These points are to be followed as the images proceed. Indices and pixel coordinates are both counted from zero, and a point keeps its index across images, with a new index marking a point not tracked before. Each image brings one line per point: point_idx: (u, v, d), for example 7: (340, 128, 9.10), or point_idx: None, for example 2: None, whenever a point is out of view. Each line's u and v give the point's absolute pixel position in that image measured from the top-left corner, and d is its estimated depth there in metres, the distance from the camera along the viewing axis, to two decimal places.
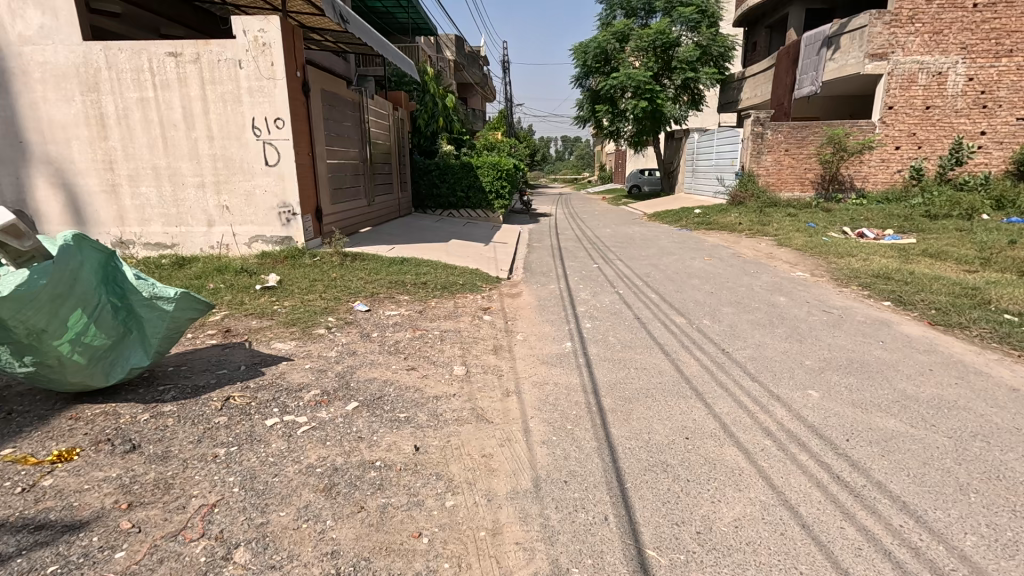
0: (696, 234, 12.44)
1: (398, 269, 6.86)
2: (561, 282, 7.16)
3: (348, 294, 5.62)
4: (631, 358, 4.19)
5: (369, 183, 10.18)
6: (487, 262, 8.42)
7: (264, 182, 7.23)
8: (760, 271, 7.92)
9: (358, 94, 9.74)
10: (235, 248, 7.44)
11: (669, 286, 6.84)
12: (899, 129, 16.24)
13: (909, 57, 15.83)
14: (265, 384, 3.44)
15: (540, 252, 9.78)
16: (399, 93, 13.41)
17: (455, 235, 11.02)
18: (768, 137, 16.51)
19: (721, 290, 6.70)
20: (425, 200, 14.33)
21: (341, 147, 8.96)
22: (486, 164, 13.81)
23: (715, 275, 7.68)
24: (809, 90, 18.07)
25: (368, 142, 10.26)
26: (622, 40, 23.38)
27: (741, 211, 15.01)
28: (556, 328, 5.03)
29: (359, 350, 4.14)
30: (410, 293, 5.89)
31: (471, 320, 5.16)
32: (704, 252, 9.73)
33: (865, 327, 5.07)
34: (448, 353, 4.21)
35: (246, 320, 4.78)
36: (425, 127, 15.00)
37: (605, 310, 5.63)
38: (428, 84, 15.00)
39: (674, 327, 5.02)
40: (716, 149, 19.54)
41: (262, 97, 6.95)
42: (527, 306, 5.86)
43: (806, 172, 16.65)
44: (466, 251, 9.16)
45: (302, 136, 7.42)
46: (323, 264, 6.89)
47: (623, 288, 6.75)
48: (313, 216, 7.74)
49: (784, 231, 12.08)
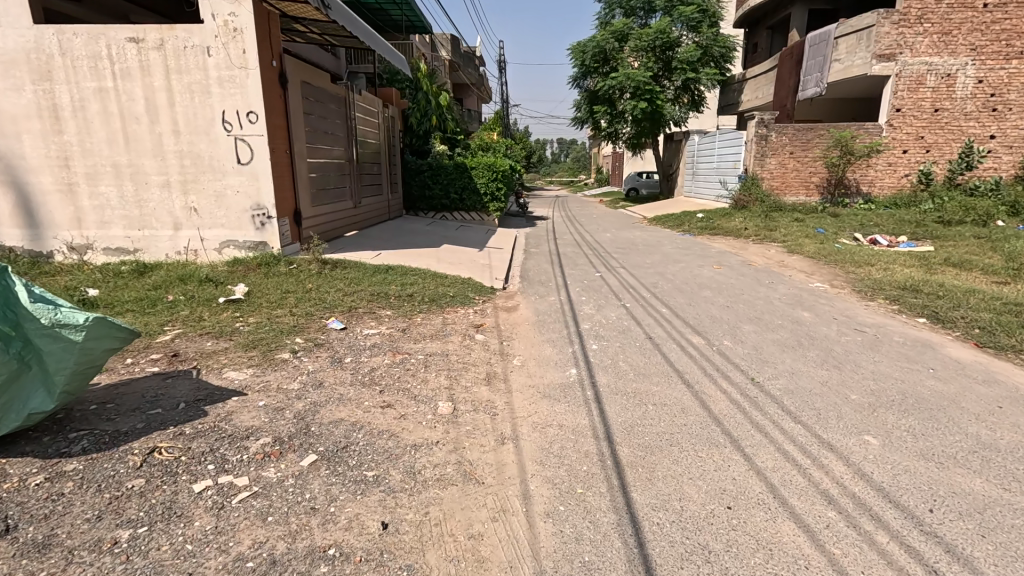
0: (701, 239, 11.87)
1: (382, 279, 6.22)
2: (562, 293, 6.53)
3: (324, 308, 5.00)
4: (647, 391, 3.58)
5: (356, 185, 9.54)
6: (481, 269, 7.79)
7: (235, 182, 6.57)
8: (776, 281, 7.34)
9: (345, 89, 9.11)
10: (204, 254, 6.77)
11: (680, 299, 6.24)
12: (907, 132, 15.76)
13: (917, 58, 15.36)
14: (204, 429, 2.80)
15: (537, 258, 9.16)
16: (390, 90, 12.81)
17: (447, 240, 10.41)
18: (772, 139, 15.99)
19: (737, 303, 6.09)
20: (417, 202, 13.69)
21: (325, 145, 8.31)
22: (482, 165, 13.31)
23: (728, 285, 7.09)
24: (813, 92, 17.59)
25: (355, 140, 9.61)
26: (621, 39, 22.87)
27: (745, 215, 14.48)
28: (558, 349, 4.41)
29: (327, 381, 3.50)
30: (394, 306, 5.27)
31: (460, 340, 4.53)
32: (713, 259, 9.14)
33: (907, 349, 4.48)
34: (432, 384, 3.58)
35: (200, 341, 4.13)
36: (418, 126, 14.38)
37: (611, 328, 5.02)
38: (420, 81, 14.41)
39: (692, 350, 4.41)
40: (717, 152, 19.02)
41: (233, 88, 6.31)
42: (525, 322, 5.24)
43: (811, 176, 16.14)
44: (459, 257, 8.52)
45: (278, 132, 6.77)
46: (299, 273, 6.24)
47: (630, 301, 6.14)
48: (290, 220, 7.07)
49: (792, 236, 11.54)
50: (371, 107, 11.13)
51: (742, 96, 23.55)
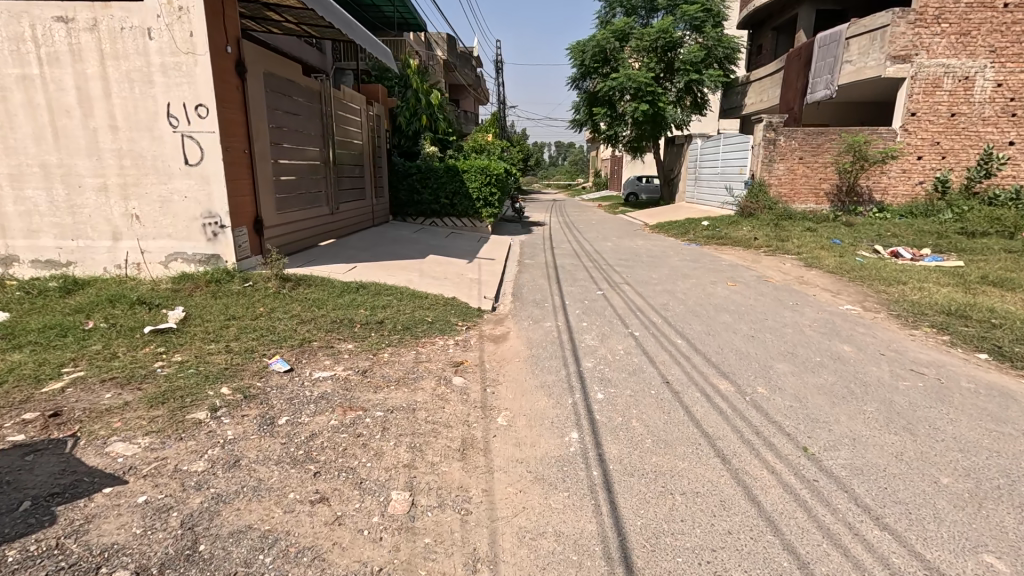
0: (709, 251, 11.05)
1: (350, 300, 5.33)
2: (559, 316, 5.68)
3: (271, 341, 4.10)
4: (672, 470, 2.72)
5: (333, 189, 8.68)
6: (468, 285, 6.91)
7: (183, 185, 5.69)
8: (801, 303, 6.52)
9: (323, 84, 8.26)
10: (148, 268, 5.87)
11: (694, 325, 5.42)
12: (923, 137, 14.99)
13: (934, 60, 14.60)
14: (35, 557, 1.90)
15: (532, 272, 8.30)
16: (376, 86, 11.96)
17: (434, 249, 9.55)
18: (780, 144, 15.20)
19: (762, 331, 5.26)
20: (404, 208, 12.81)
21: (296, 145, 7.44)
22: (474, 167, 12.30)
23: (747, 307, 6.26)
24: (823, 94, 16.78)
25: (333, 139, 8.73)
26: (622, 39, 22.09)
27: (754, 224, 13.68)
28: (555, 400, 3.55)
29: (246, 460, 2.61)
30: (358, 337, 4.40)
31: (433, 387, 3.65)
32: (725, 274, 8.31)
33: (984, 400, 3.64)
34: (387, 461, 2.70)
35: (98, 392, 3.22)
36: (407, 126, 13.54)
37: (618, 368, 4.15)
38: (410, 78, 13.66)
39: (720, 403, 3.54)
40: (722, 157, 18.22)
41: (180, 77, 5.43)
42: (515, 357, 4.38)
43: (821, 182, 15.36)
44: (444, 270, 7.64)
45: (235, 129, 5.90)
46: (253, 293, 5.34)
47: (638, 328, 5.29)
48: (249, 229, 6.19)
49: (807, 248, 10.74)
50: (356, 105, 10.28)
51: (745, 99, 22.81)
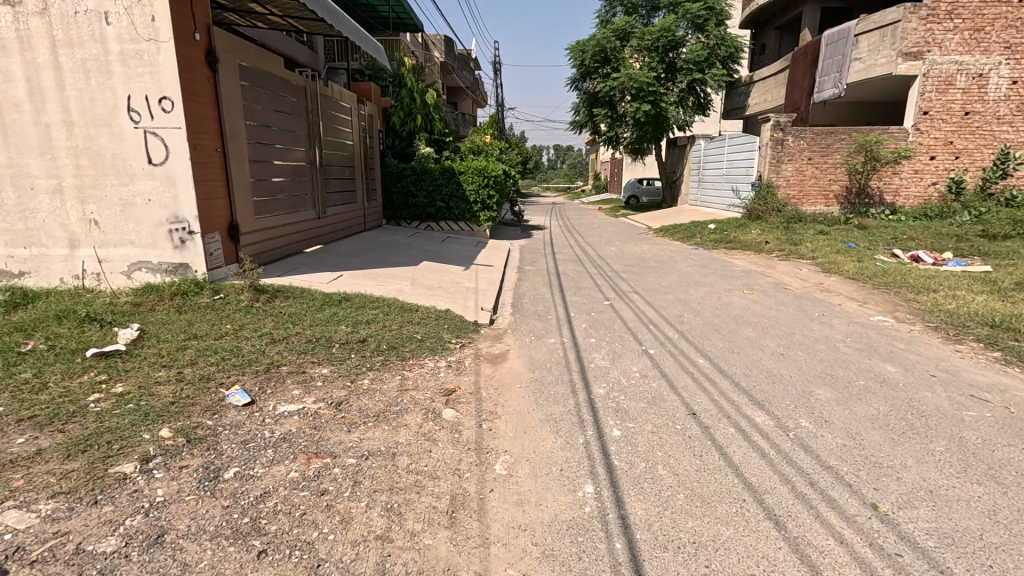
0: (718, 256, 10.51)
1: (331, 315, 4.77)
2: (565, 331, 5.12)
3: (233, 366, 3.53)
4: (715, 541, 2.15)
5: (320, 192, 8.13)
6: (463, 295, 6.36)
7: (147, 187, 5.13)
8: (827, 314, 5.99)
9: (309, 80, 7.71)
10: (109, 279, 5.30)
11: (715, 340, 4.87)
12: (936, 137, 14.48)
13: (947, 56, 14.09)
14: None
15: (533, 280, 7.76)
16: (368, 85, 11.43)
17: (428, 255, 9.01)
18: (788, 144, 14.70)
19: (791, 348, 4.70)
20: (399, 211, 12.25)
21: (278, 144, 6.88)
22: (471, 168, 11.82)
23: (770, 319, 5.72)
24: (831, 93, 16.24)
25: (320, 139, 8.16)
26: (623, 38, 21.60)
27: (763, 227, 13.15)
28: (563, 439, 2.99)
29: (172, 534, 2.03)
30: (336, 360, 3.84)
31: (419, 423, 3.08)
32: (740, 281, 7.75)
33: None
34: (356, 531, 2.13)
35: (10, 436, 2.65)
36: (401, 126, 13.01)
37: (636, 396, 3.58)
38: (404, 77, 13.25)
39: (760, 443, 2.98)
40: (726, 158, 17.74)
41: (141, 66, 4.88)
42: (516, 381, 3.82)
43: (831, 184, 14.85)
44: (438, 278, 7.08)
45: (206, 125, 5.34)
46: (223, 307, 4.77)
47: (654, 344, 4.73)
48: (222, 235, 5.63)
49: (823, 253, 10.20)
50: (348, 103, 9.75)
51: (749, 99, 22.32)
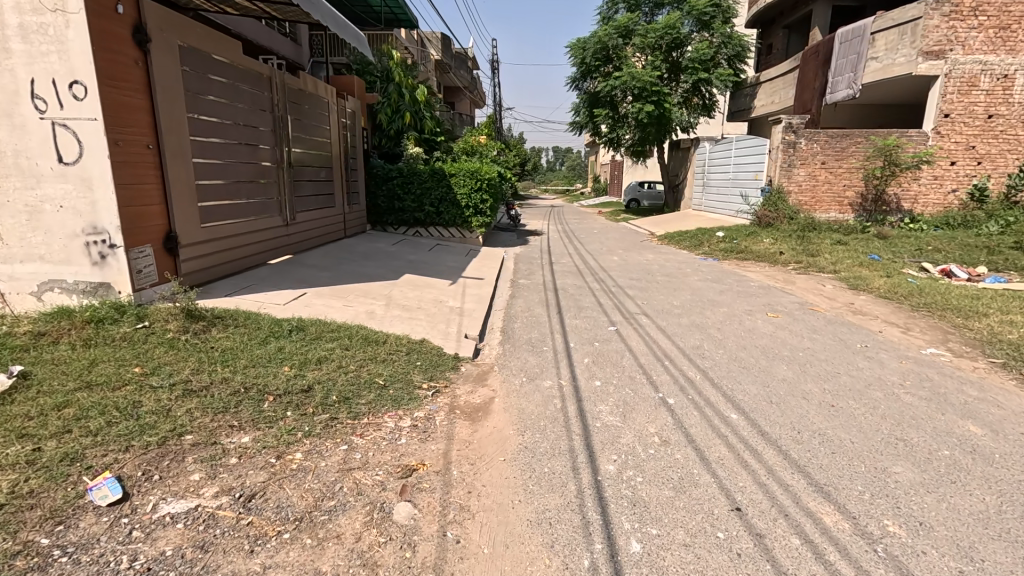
0: (730, 268, 9.66)
1: (274, 353, 3.86)
2: (564, 369, 4.23)
3: (115, 436, 2.61)
4: None
5: (288, 196, 7.26)
6: (446, 319, 5.49)
7: (57, 191, 4.23)
8: (869, 344, 5.13)
9: (274, 70, 6.79)
10: (13, 301, 4.39)
11: (746, 385, 3.98)
12: (957, 141, 13.65)
13: (971, 56, 13.26)
14: None
15: (528, 297, 6.89)
16: (351, 78, 10.51)
17: (411, 267, 8.12)
18: (801, 147, 13.90)
19: (841, 396, 3.81)
20: (384, 216, 11.33)
21: (234, 142, 5.99)
22: (463, 170, 10.91)
23: (805, 351, 4.86)
24: (844, 94, 15.43)
25: (288, 137, 7.24)
26: (625, 36, 20.70)
27: (775, 235, 12.32)
28: (560, 562, 2.09)
29: None
30: (262, 424, 2.91)
31: (357, 533, 2.19)
32: (760, 301, 6.88)
33: None
34: None
35: None
36: (388, 124, 12.17)
37: (657, 479, 2.68)
38: (392, 72, 12.37)
39: (842, 569, 2.08)
40: (733, 161, 16.92)
41: (47, 44, 3.99)
42: (499, 453, 2.91)
43: (845, 190, 14.04)
44: (418, 297, 6.20)
45: (133, 116, 4.44)
46: (143, 342, 3.87)
47: (672, 391, 3.84)
48: (155, 249, 4.73)
49: (844, 266, 9.36)
50: (327, 98, 8.87)
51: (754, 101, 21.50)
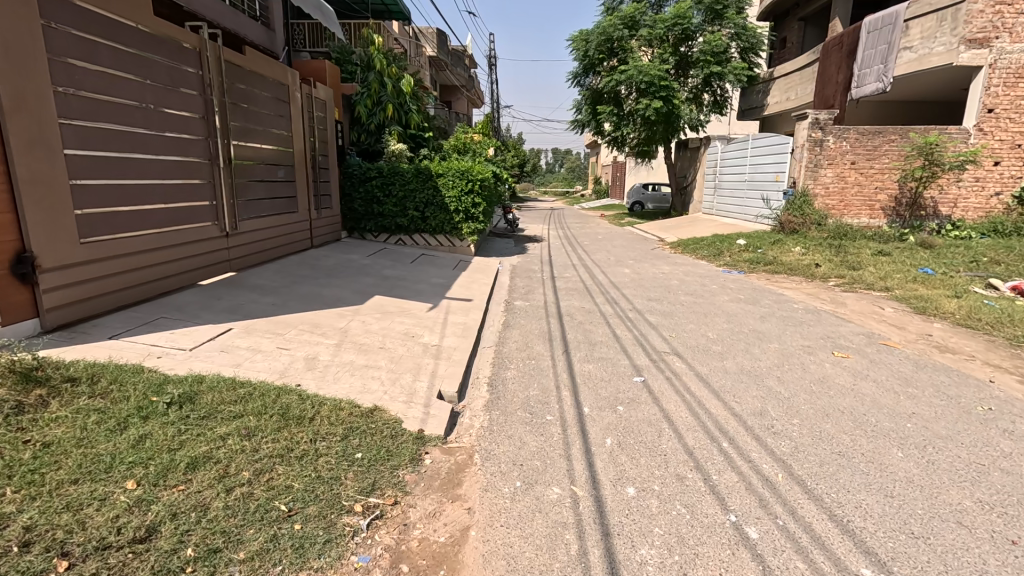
0: (762, 283, 8.27)
1: (122, 453, 2.42)
2: (577, 461, 2.85)
3: None
4: None
5: (227, 200, 5.86)
6: (418, 367, 4.12)
7: None
8: (994, 406, 3.72)
9: (205, 41, 5.38)
10: None
11: (858, 495, 2.59)
12: (1003, 139, 12.27)
13: (1019, 44, 11.91)
14: None
15: (526, 327, 5.51)
16: (323, 63, 9.09)
17: (384, 284, 6.73)
18: (828, 145, 12.62)
19: (1016, 520, 2.41)
20: (362, 222, 9.94)
21: (139, 129, 4.59)
22: (452, 170, 9.55)
23: (915, 420, 3.46)
24: (873, 88, 14.06)
25: (226, 126, 5.81)
26: (631, 26, 19.32)
27: (805, 244, 10.97)
28: None
29: None
30: None
31: None
32: (817, 333, 5.50)
33: None
34: None
35: None
36: (369, 117, 10.78)
37: None
38: (373, 59, 11.00)
39: None
40: (750, 162, 15.53)
41: None
42: None
43: (876, 193, 12.73)
44: (385, 331, 4.83)
45: None
46: None
47: (748, 512, 2.45)
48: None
49: (897, 283, 7.98)
50: (289, 84, 7.46)
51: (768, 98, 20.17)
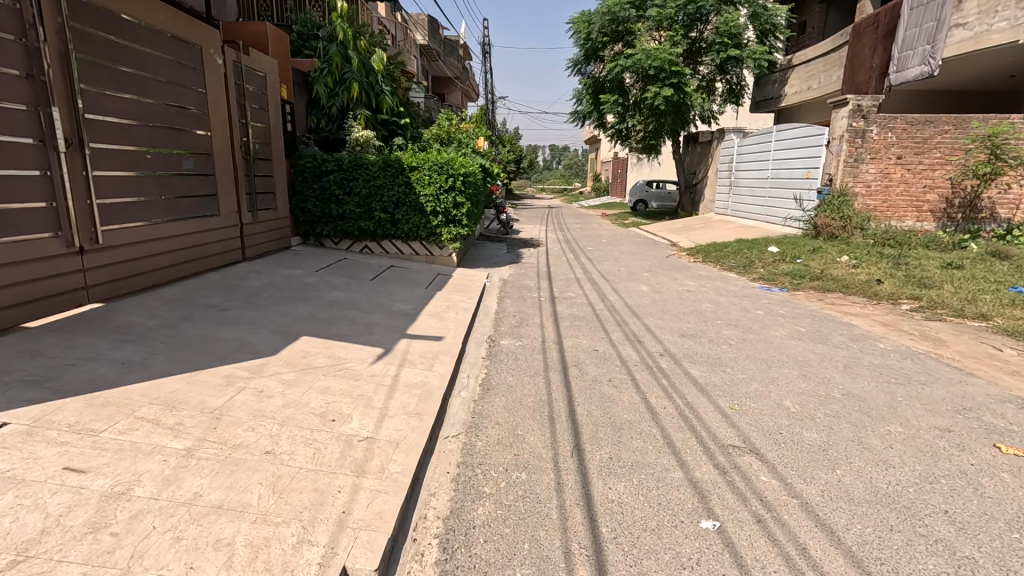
0: (819, 308, 6.53)
1: None
2: None
3: None
4: None
5: (81, 201, 4.01)
6: (321, 501, 2.32)
7: None
8: None
9: None
10: None
11: None
12: None
13: None
14: None
15: (515, 391, 3.71)
16: (261, 26, 7.19)
17: (323, 315, 4.91)
18: (871, 137, 10.88)
19: None
20: (318, 225, 8.11)
21: None
22: (428, 162, 7.71)
23: None
24: (917, 72, 12.31)
25: (78, 92, 3.97)
26: (638, 7, 17.48)
27: (854, 252, 9.24)
28: None
29: None
30: None
31: None
32: (945, 401, 3.73)
33: None
34: None
35: None
36: (329, 99, 8.93)
37: None
38: (336, 28, 9.15)
39: None
40: (774, 156, 13.71)
41: None
42: None
43: (926, 191, 10.99)
44: (288, 414, 3.01)
45: None
46: None
47: None
48: None
49: (992, 308, 6.25)
50: (202, 44, 5.59)
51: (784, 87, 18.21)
